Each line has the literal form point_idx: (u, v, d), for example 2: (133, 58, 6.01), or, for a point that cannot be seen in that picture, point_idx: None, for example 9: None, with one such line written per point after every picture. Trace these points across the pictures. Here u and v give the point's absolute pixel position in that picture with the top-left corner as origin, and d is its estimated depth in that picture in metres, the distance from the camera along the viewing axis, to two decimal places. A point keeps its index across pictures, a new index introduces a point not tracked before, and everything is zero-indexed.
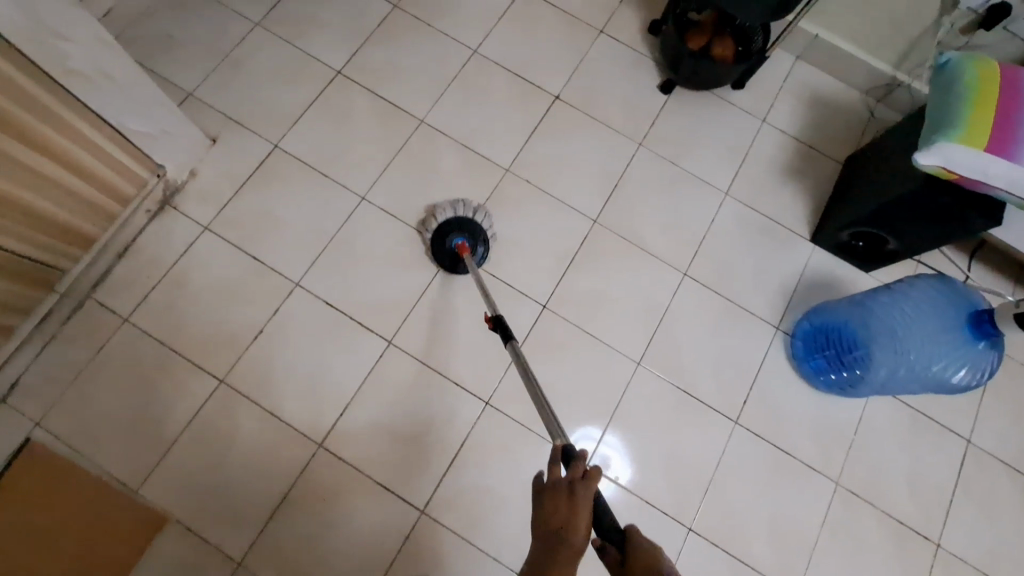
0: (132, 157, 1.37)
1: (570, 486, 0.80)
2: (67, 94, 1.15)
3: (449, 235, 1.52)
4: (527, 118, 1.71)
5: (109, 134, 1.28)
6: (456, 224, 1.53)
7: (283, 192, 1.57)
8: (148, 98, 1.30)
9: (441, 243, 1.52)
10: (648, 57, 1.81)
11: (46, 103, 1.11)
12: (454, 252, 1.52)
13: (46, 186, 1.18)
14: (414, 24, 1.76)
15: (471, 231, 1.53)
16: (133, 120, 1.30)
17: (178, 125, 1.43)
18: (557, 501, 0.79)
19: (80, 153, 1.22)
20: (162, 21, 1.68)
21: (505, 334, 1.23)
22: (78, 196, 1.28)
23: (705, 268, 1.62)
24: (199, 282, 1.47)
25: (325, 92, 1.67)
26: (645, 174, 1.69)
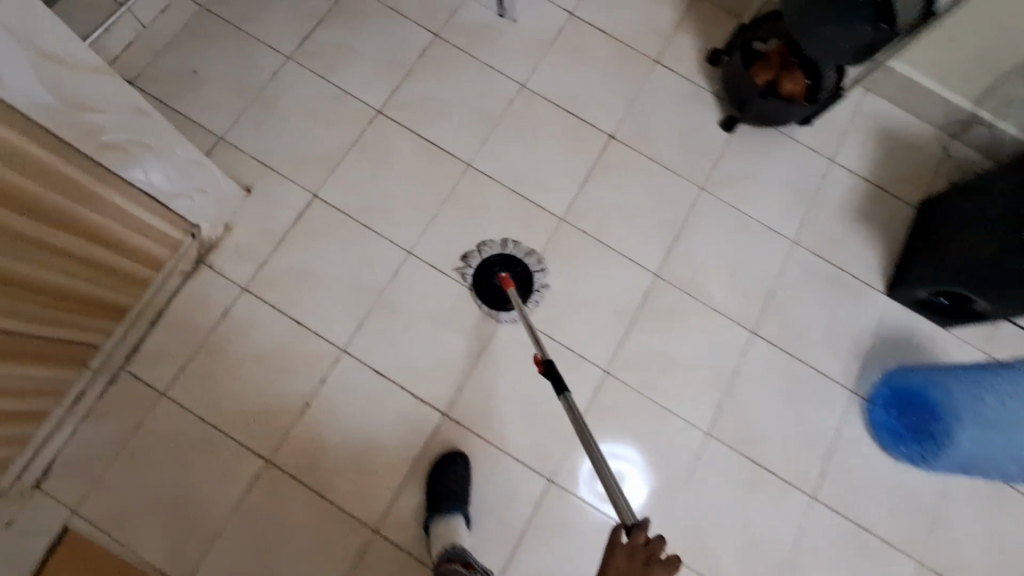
0: (167, 221, 1.25)
1: (644, 558, 0.81)
2: (101, 167, 1.02)
3: (494, 272, 1.46)
4: (582, 161, 1.58)
5: (144, 201, 1.15)
6: (500, 262, 1.47)
7: (323, 248, 1.45)
8: (184, 159, 1.17)
9: (484, 282, 1.45)
10: (708, 91, 1.67)
11: (81, 182, 0.98)
12: (499, 292, 1.44)
13: (79, 266, 1.07)
14: (457, 55, 1.61)
15: (516, 269, 1.47)
16: (167, 183, 1.17)
17: (213, 181, 1.30)
18: (629, 570, 0.80)
19: (114, 226, 1.10)
20: (183, 54, 1.53)
21: (557, 381, 1.12)
22: (112, 270, 1.17)
23: (775, 326, 1.51)
24: (239, 349, 1.38)
25: (364, 134, 1.54)
26: (711, 222, 1.56)
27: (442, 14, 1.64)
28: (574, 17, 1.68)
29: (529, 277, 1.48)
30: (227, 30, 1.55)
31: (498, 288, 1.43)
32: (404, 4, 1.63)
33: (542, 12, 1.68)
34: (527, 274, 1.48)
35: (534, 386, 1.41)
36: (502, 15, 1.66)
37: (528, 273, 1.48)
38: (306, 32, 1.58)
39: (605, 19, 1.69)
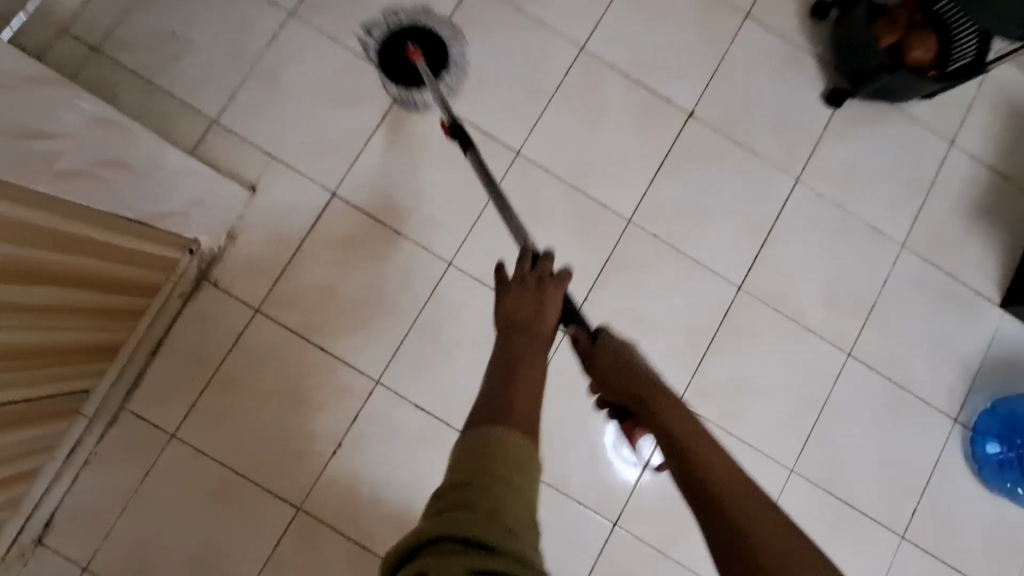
0: (161, 245, 1.03)
1: (536, 280, 0.76)
2: (77, 204, 0.79)
3: (404, 43, 1.25)
4: (651, 147, 1.31)
5: (134, 229, 0.94)
6: (410, 30, 1.25)
7: (349, 259, 1.23)
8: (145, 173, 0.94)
9: (392, 56, 1.26)
10: (809, 53, 1.35)
11: (66, 230, 0.77)
12: (409, 68, 1.25)
13: (64, 319, 0.86)
14: (500, 9, 1.30)
15: (428, 39, 1.25)
16: (150, 202, 0.95)
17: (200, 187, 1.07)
18: (524, 300, 0.73)
19: (101, 264, 0.88)
20: (159, 10, 1.22)
21: (464, 139, 1.06)
22: (103, 312, 0.97)
23: (874, 347, 1.30)
24: (256, 381, 1.19)
25: (390, 114, 1.27)
26: (804, 223, 1.32)
27: None
28: None
29: (445, 50, 1.26)
30: None
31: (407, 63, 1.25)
32: None
33: None
34: (441, 45, 1.26)
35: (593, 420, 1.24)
36: None
37: (444, 45, 1.26)
38: None
39: None
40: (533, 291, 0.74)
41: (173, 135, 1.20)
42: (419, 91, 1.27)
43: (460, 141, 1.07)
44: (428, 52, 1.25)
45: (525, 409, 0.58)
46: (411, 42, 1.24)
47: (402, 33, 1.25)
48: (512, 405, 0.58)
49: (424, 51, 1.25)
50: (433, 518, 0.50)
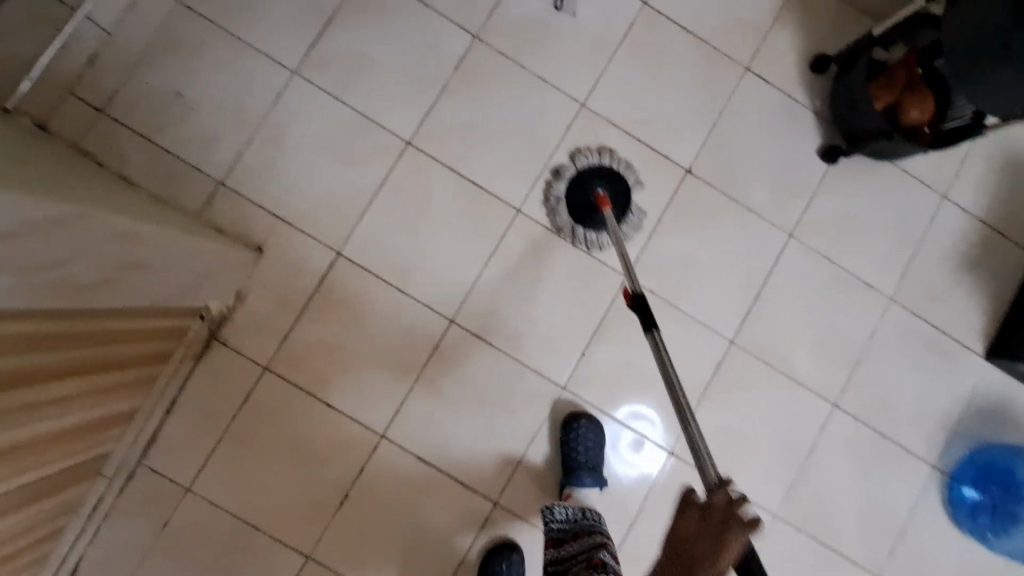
0: (167, 317, 1.07)
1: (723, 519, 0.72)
2: (93, 308, 0.82)
3: (591, 185, 1.29)
4: (650, 203, 1.33)
5: (143, 311, 0.97)
6: (598, 173, 1.30)
7: (353, 317, 1.27)
8: (166, 264, 0.96)
9: (579, 196, 1.30)
10: (807, 107, 1.36)
11: (77, 327, 0.80)
12: (594, 210, 1.29)
13: (84, 403, 0.91)
14: (500, 65, 1.31)
15: (613, 182, 1.30)
16: (164, 286, 0.98)
17: (212, 260, 1.10)
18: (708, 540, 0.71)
19: (112, 350, 0.92)
20: (163, 72, 1.25)
21: (647, 318, 1.02)
22: (118, 386, 1.01)
23: (862, 400, 1.34)
24: (265, 436, 1.24)
25: (393, 172, 1.29)
26: (797, 277, 1.34)
27: (484, 7, 1.31)
28: (649, 6, 1.34)
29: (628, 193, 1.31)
30: (215, 37, 1.26)
31: (594, 205, 1.28)
32: None
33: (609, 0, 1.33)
34: (626, 190, 1.30)
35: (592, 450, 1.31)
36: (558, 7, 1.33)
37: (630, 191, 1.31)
38: (311, 37, 1.28)
39: (687, 10, 1.35)
40: (721, 531, 0.71)
41: (181, 196, 1.24)
42: (594, 230, 1.31)
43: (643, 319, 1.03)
44: (614, 196, 1.29)
45: None
46: (600, 187, 1.29)
47: (590, 177, 1.30)
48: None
49: (610, 193, 1.29)
50: None
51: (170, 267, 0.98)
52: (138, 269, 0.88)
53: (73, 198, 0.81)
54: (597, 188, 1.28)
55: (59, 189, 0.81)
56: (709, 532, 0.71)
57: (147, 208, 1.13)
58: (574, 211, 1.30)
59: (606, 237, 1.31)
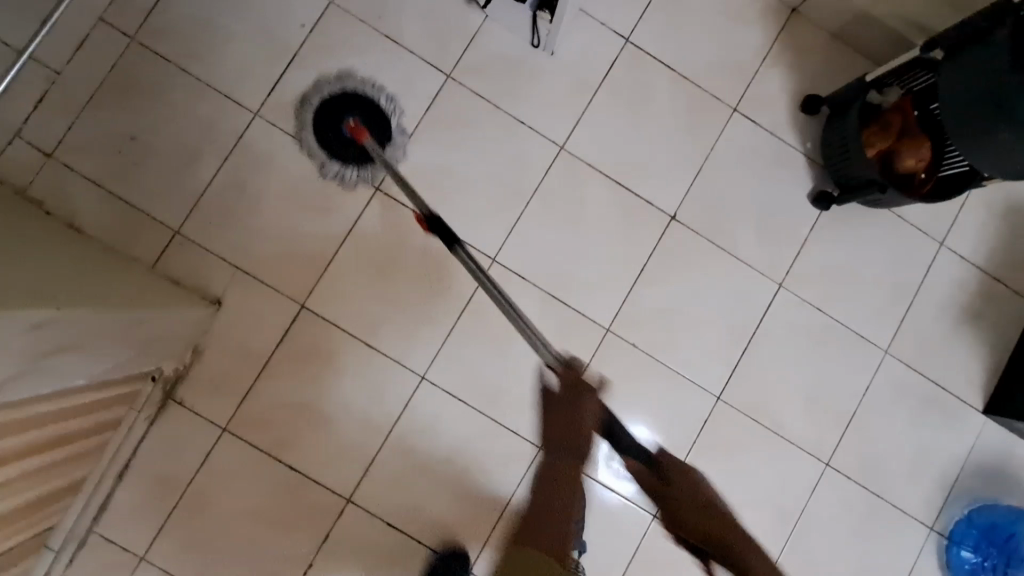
0: (114, 385, 1.00)
1: (573, 389, 0.94)
2: (29, 393, 0.76)
3: (339, 120, 1.22)
4: (631, 251, 1.26)
5: (84, 386, 0.90)
6: (349, 103, 1.23)
7: (319, 374, 1.21)
8: (110, 334, 0.89)
9: (331, 134, 1.22)
10: (798, 150, 1.30)
11: (5, 415, 0.72)
12: (351, 144, 1.21)
13: (21, 487, 0.85)
14: (476, 107, 1.26)
15: (369, 110, 1.23)
16: (108, 358, 0.91)
17: (163, 324, 1.04)
18: (564, 415, 0.92)
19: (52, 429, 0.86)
20: (116, 115, 1.19)
21: (449, 236, 1.03)
22: (58, 462, 0.94)
23: (855, 458, 1.28)
24: (225, 502, 1.17)
25: (362, 220, 1.23)
26: (784, 330, 1.28)
27: (458, 46, 1.25)
28: (631, 43, 1.28)
29: (383, 114, 1.24)
30: (174, 78, 1.20)
31: (348, 139, 1.21)
32: (406, 32, 1.24)
33: (589, 38, 1.27)
34: (379, 117, 1.23)
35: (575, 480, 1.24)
36: (537, 45, 1.26)
37: (542, 150, 1.26)
38: (276, 78, 1.22)
39: (671, 48, 1.29)
40: (576, 395, 0.94)
41: (138, 246, 1.19)
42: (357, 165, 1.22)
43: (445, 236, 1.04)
44: (371, 126, 1.23)
45: (566, 496, 0.87)
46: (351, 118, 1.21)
47: (334, 112, 1.22)
48: (548, 524, 0.81)
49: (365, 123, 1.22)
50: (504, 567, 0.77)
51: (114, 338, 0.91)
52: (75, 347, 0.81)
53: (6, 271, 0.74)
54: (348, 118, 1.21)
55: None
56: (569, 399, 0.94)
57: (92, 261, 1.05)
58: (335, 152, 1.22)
59: (373, 169, 1.23)
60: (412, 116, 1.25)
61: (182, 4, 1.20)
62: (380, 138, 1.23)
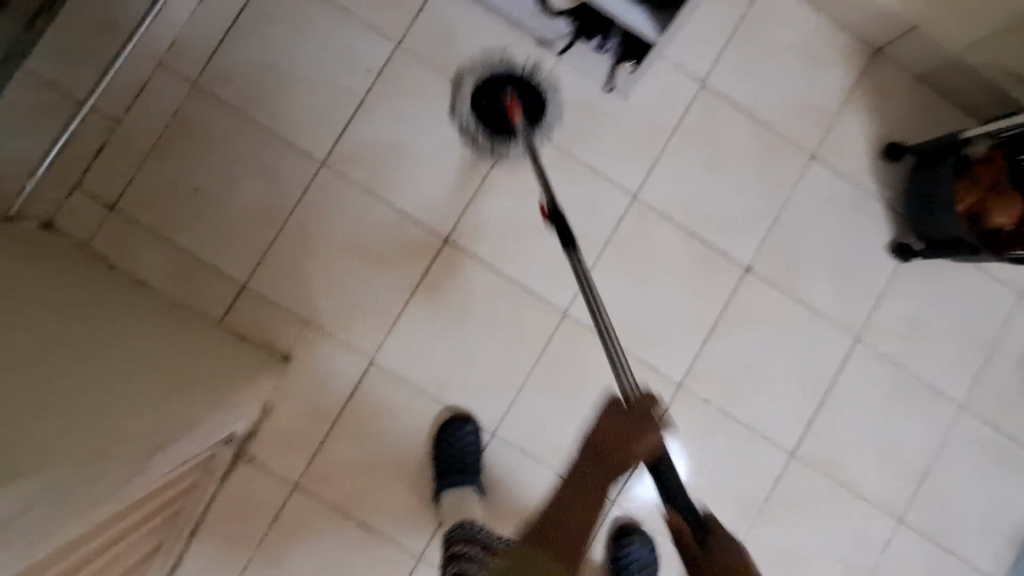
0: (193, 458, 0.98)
1: (639, 418, 0.72)
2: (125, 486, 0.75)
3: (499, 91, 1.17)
4: (705, 305, 1.22)
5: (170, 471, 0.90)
6: (510, 75, 1.18)
7: (388, 430, 1.19)
8: (184, 420, 0.88)
9: (488, 106, 1.18)
10: (877, 199, 1.25)
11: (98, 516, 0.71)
12: (503, 117, 1.17)
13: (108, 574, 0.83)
14: (548, 154, 1.21)
15: (526, 85, 1.18)
16: (175, 455, 0.87)
17: (228, 397, 1.01)
18: (617, 429, 0.71)
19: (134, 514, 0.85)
20: (178, 164, 1.15)
21: (563, 233, 0.92)
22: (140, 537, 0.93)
23: (926, 514, 1.26)
24: (295, 560, 1.16)
25: (428, 274, 1.20)
26: (861, 386, 1.25)
27: (527, 90, 1.20)
28: (706, 85, 1.22)
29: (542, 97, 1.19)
30: (237, 125, 1.15)
31: (502, 111, 1.17)
32: (474, 76, 1.19)
33: (663, 81, 1.22)
34: (537, 92, 1.18)
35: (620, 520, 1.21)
36: (610, 90, 1.20)
37: (615, 199, 1.22)
38: (341, 126, 1.17)
39: (750, 91, 1.23)
40: (629, 429, 0.71)
41: (205, 301, 1.16)
42: (504, 138, 1.19)
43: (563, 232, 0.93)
44: (526, 103, 1.18)
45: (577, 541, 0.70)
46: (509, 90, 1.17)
47: (496, 82, 1.17)
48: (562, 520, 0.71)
49: (522, 98, 1.17)
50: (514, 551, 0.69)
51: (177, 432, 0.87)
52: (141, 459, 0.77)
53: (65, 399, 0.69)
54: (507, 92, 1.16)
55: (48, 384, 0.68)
56: (624, 434, 0.71)
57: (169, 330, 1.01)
58: (488, 122, 1.18)
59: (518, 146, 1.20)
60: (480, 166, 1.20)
61: (243, 48, 1.15)
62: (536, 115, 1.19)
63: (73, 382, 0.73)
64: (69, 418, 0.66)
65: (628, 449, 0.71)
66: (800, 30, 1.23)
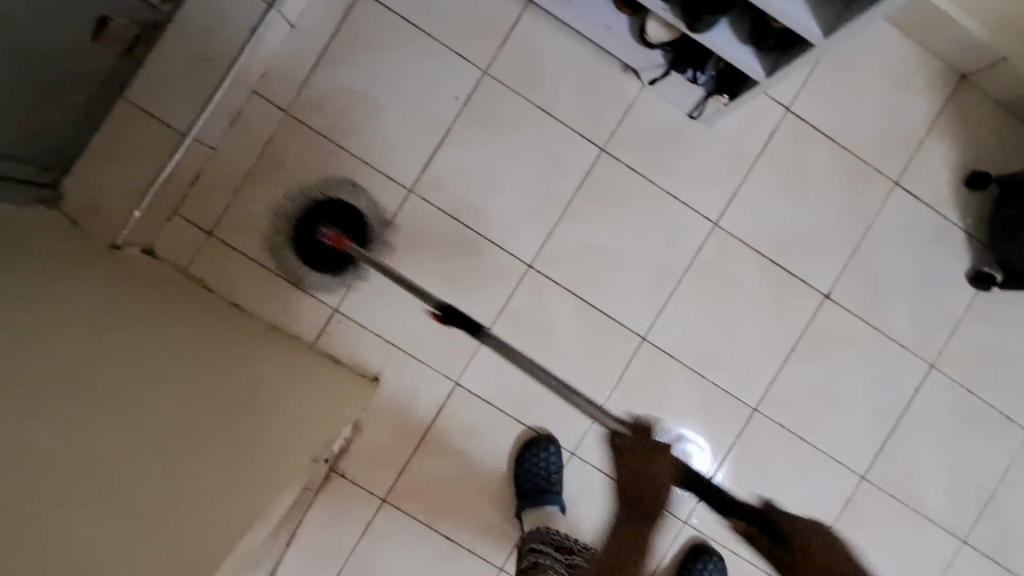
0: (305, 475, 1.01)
1: (643, 454, 0.78)
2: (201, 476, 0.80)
3: (314, 229, 1.16)
4: (783, 331, 1.24)
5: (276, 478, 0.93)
6: (317, 212, 1.16)
7: (471, 448, 1.23)
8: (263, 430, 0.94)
9: (310, 246, 1.17)
10: (959, 227, 1.25)
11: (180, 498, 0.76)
12: (328, 251, 1.16)
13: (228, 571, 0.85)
14: (631, 181, 1.21)
15: (342, 212, 1.17)
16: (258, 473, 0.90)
17: (308, 445, 0.99)
18: (632, 476, 0.76)
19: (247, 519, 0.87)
20: (270, 191, 1.18)
21: (471, 325, 0.94)
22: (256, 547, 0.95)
23: (991, 535, 1.29)
24: (385, 568, 1.22)
25: (513, 298, 1.22)
26: (933, 411, 1.27)
27: (612, 116, 1.20)
28: (790, 111, 1.22)
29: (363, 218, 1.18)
30: (328, 153, 1.18)
31: (325, 250, 1.16)
32: (558, 104, 1.20)
33: (746, 108, 1.21)
34: (354, 216, 1.17)
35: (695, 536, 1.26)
36: (693, 116, 1.20)
37: (696, 226, 1.22)
38: (429, 154, 1.19)
39: (833, 118, 1.22)
40: (645, 463, 0.77)
41: (297, 324, 1.20)
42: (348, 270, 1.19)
43: (467, 323, 0.94)
44: (348, 228, 1.16)
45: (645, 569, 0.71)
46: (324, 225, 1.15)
47: (311, 221, 1.16)
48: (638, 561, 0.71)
49: (342, 227, 1.16)
50: None
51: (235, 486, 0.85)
52: (184, 513, 0.76)
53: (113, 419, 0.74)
54: (320, 224, 1.15)
55: (111, 402, 0.76)
56: (634, 466, 0.77)
57: (268, 368, 1.03)
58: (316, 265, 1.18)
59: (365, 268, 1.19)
60: (563, 192, 1.21)
61: (332, 76, 1.17)
62: (365, 237, 1.18)
63: (142, 398, 0.80)
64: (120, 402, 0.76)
65: (655, 469, 0.76)
66: (885, 56, 1.22)
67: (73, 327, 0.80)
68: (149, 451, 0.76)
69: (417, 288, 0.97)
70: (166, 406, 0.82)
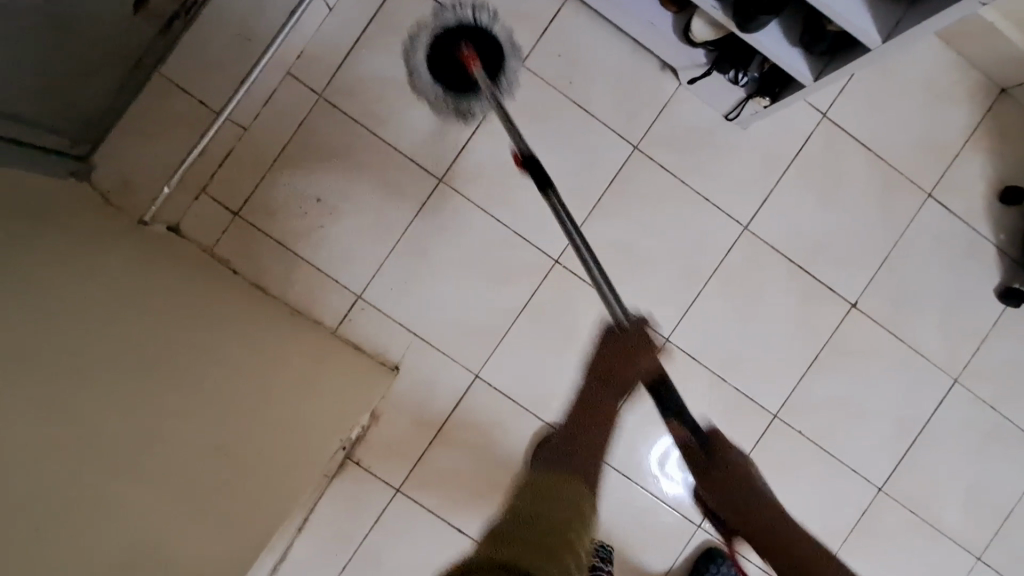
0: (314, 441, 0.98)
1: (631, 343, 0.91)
2: (195, 409, 0.80)
3: (455, 41, 1.15)
4: (808, 339, 1.23)
5: (276, 430, 0.91)
6: (464, 32, 1.15)
7: (488, 441, 1.23)
8: (265, 387, 0.93)
9: (442, 61, 1.16)
10: (990, 242, 1.24)
11: (172, 426, 0.76)
12: (459, 70, 1.16)
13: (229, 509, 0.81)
14: (662, 180, 1.20)
15: (483, 40, 1.16)
16: (255, 422, 0.88)
17: (312, 410, 0.98)
18: (616, 353, 0.92)
19: (244, 459, 0.85)
20: (300, 170, 1.16)
21: (541, 177, 0.91)
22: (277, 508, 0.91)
23: (1005, 553, 1.28)
24: (395, 558, 1.21)
25: (537, 292, 1.22)
26: (955, 426, 1.26)
27: (647, 113, 1.19)
28: (827, 118, 1.21)
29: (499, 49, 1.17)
30: (360, 138, 1.17)
31: (457, 65, 1.15)
32: (594, 99, 1.18)
33: (783, 113, 1.20)
34: (493, 43, 1.16)
35: (705, 542, 1.26)
36: (729, 118, 1.19)
37: (726, 229, 1.21)
38: (461, 144, 1.19)
39: (870, 125, 1.21)
40: (629, 351, 0.91)
41: (319, 308, 1.18)
42: (468, 98, 1.17)
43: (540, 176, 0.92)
44: (485, 56, 1.16)
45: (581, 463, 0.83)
46: (466, 43, 1.14)
47: (454, 36, 1.15)
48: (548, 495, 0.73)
49: (479, 51, 1.15)
50: (500, 544, 0.63)
51: (235, 446, 0.84)
52: (170, 440, 0.75)
53: (127, 356, 0.75)
54: (459, 40, 1.15)
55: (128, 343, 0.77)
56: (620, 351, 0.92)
57: (295, 357, 1.02)
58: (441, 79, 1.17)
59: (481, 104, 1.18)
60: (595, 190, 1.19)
61: (369, 60, 1.16)
62: (497, 70, 1.17)
63: (157, 347, 0.81)
64: (132, 343, 0.77)
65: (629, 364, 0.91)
66: (927, 66, 1.21)
67: (106, 289, 0.80)
68: (152, 382, 0.77)
69: (515, 126, 0.95)
70: (181, 368, 0.82)
